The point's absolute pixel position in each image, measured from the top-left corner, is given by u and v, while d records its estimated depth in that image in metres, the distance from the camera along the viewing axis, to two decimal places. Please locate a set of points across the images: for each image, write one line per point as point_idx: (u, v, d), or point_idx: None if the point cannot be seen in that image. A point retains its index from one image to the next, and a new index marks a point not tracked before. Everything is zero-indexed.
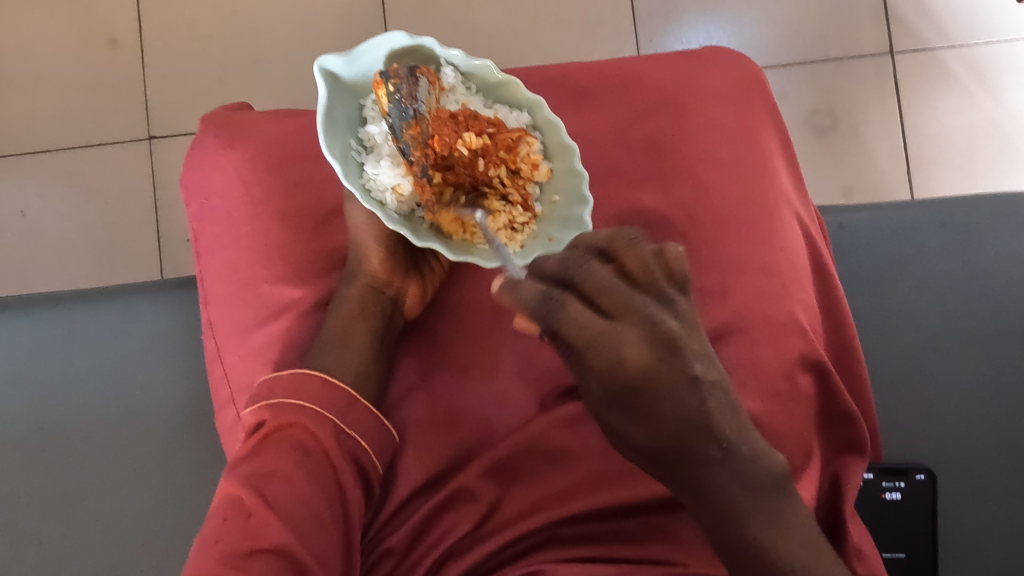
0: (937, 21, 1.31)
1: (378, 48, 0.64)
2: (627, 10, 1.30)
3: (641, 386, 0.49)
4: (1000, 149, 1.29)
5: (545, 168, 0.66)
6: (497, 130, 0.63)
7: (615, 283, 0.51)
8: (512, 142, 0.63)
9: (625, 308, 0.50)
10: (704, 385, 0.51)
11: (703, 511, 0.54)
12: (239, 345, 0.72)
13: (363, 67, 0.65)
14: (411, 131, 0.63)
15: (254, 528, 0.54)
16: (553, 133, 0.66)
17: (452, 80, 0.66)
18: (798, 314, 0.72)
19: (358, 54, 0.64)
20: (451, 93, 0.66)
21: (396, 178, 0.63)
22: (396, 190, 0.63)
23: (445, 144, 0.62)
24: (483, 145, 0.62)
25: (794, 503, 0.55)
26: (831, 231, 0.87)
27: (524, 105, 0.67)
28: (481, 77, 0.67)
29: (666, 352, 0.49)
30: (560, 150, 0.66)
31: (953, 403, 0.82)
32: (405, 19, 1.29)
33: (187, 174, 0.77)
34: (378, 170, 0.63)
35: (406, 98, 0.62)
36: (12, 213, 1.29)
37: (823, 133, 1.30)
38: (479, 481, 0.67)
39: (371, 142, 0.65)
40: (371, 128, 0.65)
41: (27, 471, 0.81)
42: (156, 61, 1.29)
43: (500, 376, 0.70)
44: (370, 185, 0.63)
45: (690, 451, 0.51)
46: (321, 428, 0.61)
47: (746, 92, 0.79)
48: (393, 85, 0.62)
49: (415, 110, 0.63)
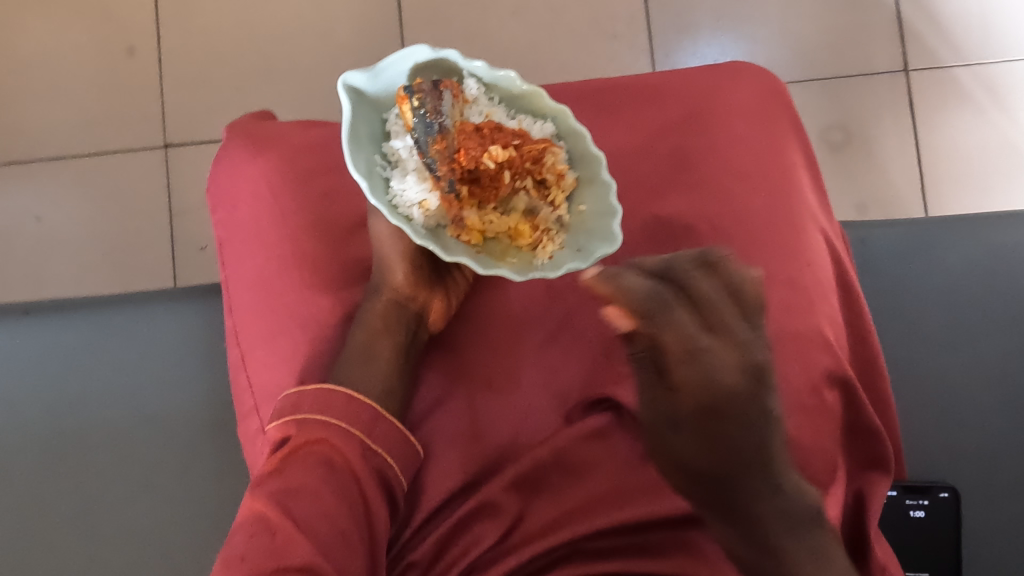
0: (950, 39, 1.31)
1: (402, 62, 0.63)
2: (642, 25, 1.31)
3: (722, 405, 0.54)
4: (1014, 165, 1.29)
5: (571, 177, 0.66)
6: (523, 141, 0.64)
7: (718, 302, 0.56)
8: (539, 152, 0.64)
9: (723, 327, 0.55)
10: (778, 419, 0.56)
11: (740, 533, 0.56)
12: (263, 355, 0.72)
13: (386, 81, 0.64)
14: (437, 145, 0.62)
15: (280, 545, 0.54)
16: (578, 142, 0.66)
17: (475, 92, 0.66)
18: (824, 330, 0.72)
19: (381, 68, 0.63)
20: (474, 104, 0.65)
21: (422, 193, 0.62)
22: (422, 205, 0.62)
23: (472, 158, 0.62)
24: (509, 157, 0.63)
25: (833, 542, 0.56)
26: (853, 245, 0.87)
27: (549, 115, 0.66)
28: (504, 88, 0.66)
29: (754, 377, 0.55)
30: (586, 160, 0.66)
31: (978, 420, 0.82)
32: (421, 31, 1.29)
33: (214, 182, 0.78)
34: (404, 185, 0.62)
35: (431, 112, 0.62)
36: (27, 219, 1.29)
37: (837, 149, 1.30)
38: (504, 494, 0.67)
39: (396, 157, 0.64)
40: (395, 142, 0.64)
41: (47, 478, 0.81)
42: (174, 69, 1.30)
43: (525, 389, 0.70)
44: (397, 202, 0.61)
45: (743, 475, 0.55)
46: (347, 444, 0.61)
47: (771, 108, 0.79)
48: (417, 100, 0.62)
49: (440, 124, 0.62)
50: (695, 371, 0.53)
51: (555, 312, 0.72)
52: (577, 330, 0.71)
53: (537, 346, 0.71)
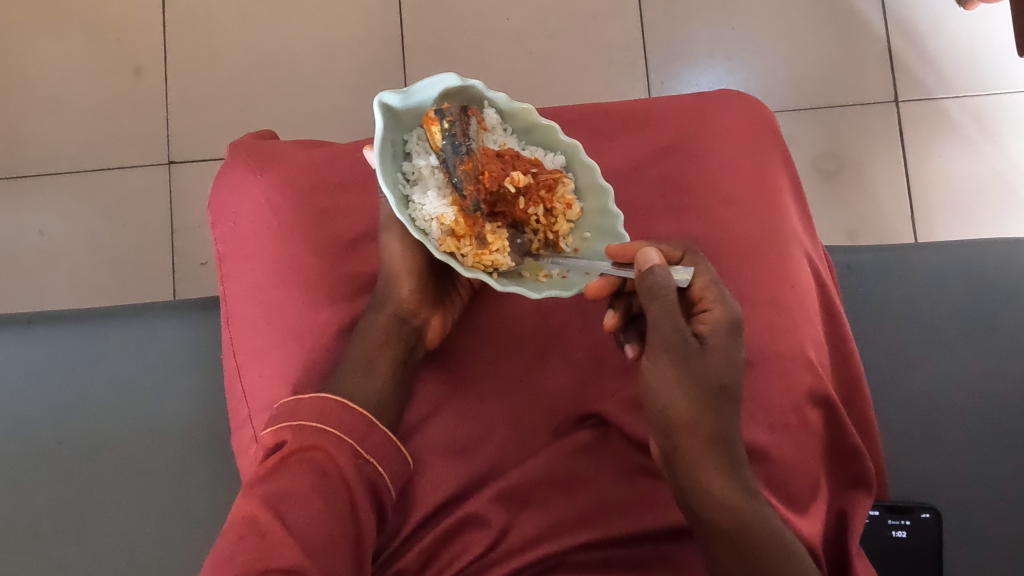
0: (942, 73, 1.35)
1: (432, 87, 0.65)
2: (639, 53, 1.34)
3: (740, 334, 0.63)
4: (1003, 197, 1.32)
5: (577, 208, 0.68)
6: (539, 170, 0.65)
7: None
8: (554, 182, 0.65)
9: None
10: None
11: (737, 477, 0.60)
12: (259, 365, 0.74)
13: (415, 102, 0.65)
14: (464, 166, 0.63)
15: (268, 547, 0.55)
16: (588, 174, 0.68)
17: (494, 122, 0.67)
18: (807, 350, 0.73)
19: (413, 90, 0.64)
20: (492, 133, 0.67)
21: (441, 209, 0.64)
22: (440, 219, 0.64)
23: (496, 180, 0.63)
24: (528, 184, 0.64)
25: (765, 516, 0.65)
26: (839, 270, 0.89)
27: (560, 148, 0.68)
28: (520, 119, 0.68)
29: None
30: (594, 190, 0.68)
31: (958, 442, 0.83)
32: (424, 58, 1.33)
33: (215, 197, 0.80)
34: (424, 201, 0.64)
35: (459, 135, 0.63)
36: (30, 232, 1.31)
37: (829, 176, 1.33)
38: (490, 506, 0.68)
39: (417, 174, 0.66)
40: (418, 161, 0.66)
41: (43, 484, 0.82)
42: (179, 89, 1.33)
43: (517, 403, 0.72)
44: (417, 214, 0.64)
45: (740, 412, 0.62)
46: (340, 452, 0.62)
47: (758, 134, 0.82)
48: (447, 123, 0.62)
49: (467, 147, 0.63)
50: (721, 293, 0.63)
51: (546, 328, 0.74)
52: (567, 346, 0.73)
53: (529, 363, 0.73)
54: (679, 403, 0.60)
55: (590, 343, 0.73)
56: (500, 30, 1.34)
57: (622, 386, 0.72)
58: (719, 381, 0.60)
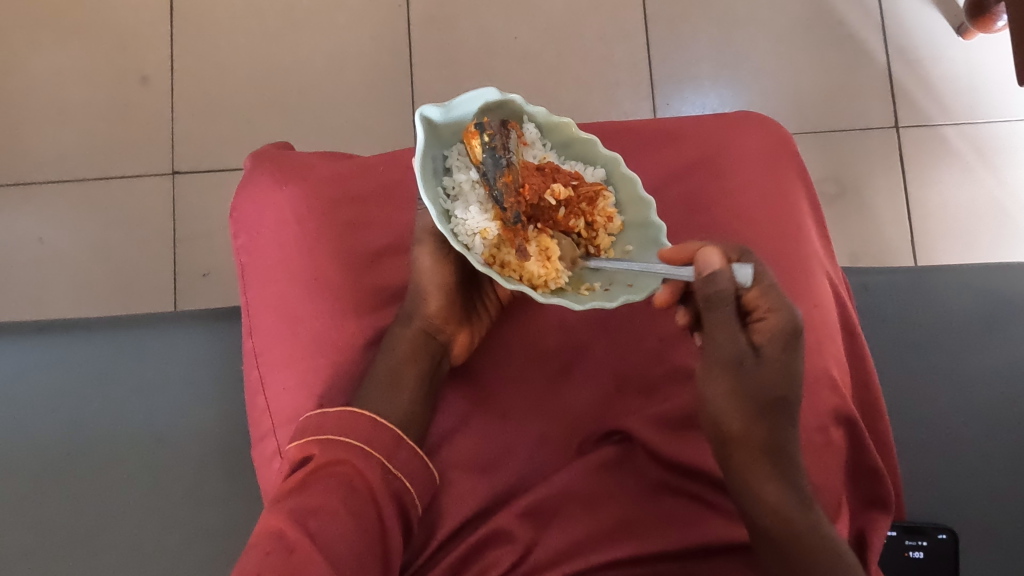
0: (941, 101, 1.37)
1: (473, 101, 0.65)
2: (644, 74, 1.36)
3: (795, 337, 0.62)
4: (1000, 224, 1.34)
5: (619, 221, 0.67)
6: (580, 183, 0.65)
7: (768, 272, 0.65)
8: (594, 194, 0.65)
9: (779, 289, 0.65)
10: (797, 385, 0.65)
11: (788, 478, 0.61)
12: (283, 377, 0.73)
13: (455, 117, 0.65)
14: (504, 179, 0.64)
15: (298, 563, 0.54)
16: (628, 187, 0.67)
17: (533, 136, 0.68)
18: (831, 370, 0.74)
19: (454, 104, 0.64)
20: (532, 148, 0.67)
21: (484, 223, 0.65)
22: (483, 234, 0.64)
23: (536, 193, 0.64)
24: (569, 197, 0.64)
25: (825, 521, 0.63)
26: (855, 291, 0.90)
27: (600, 162, 0.68)
28: (560, 133, 0.68)
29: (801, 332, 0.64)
30: (636, 203, 0.67)
31: (973, 462, 0.84)
32: (433, 73, 1.33)
33: (238, 205, 0.79)
34: (467, 215, 0.65)
35: (500, 148, 0.64)
36: (29, 240, 1.29)
37: (831, 200, 1.34)
38: (515, 522, 0.68)
39: (457, 189, 0.65)
40: (458, 175, 0.65)
41: (50, 497, 0.80)
42: (184, 99, 1.32)
43: (539, 417, 0.72)
44: (460, 229, 0.64)
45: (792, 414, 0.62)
46: (368, 466, 0.62)
47: (777, 155, 0.83)
48: (487, 136, 0.64)
49: (508, 159, 0.65)
50: (776, 298, 0.63)
51: (569, 346, 0.74)
52: (591, 364, 0.73)
53: (554, 377, 0.73)
54: (732, 419, 0.61)
55: (618, 359, 0.73)
56: (507, 48, 1.35)
57: (644, 405, 0.73)
58: (774, 392, 0.61)
